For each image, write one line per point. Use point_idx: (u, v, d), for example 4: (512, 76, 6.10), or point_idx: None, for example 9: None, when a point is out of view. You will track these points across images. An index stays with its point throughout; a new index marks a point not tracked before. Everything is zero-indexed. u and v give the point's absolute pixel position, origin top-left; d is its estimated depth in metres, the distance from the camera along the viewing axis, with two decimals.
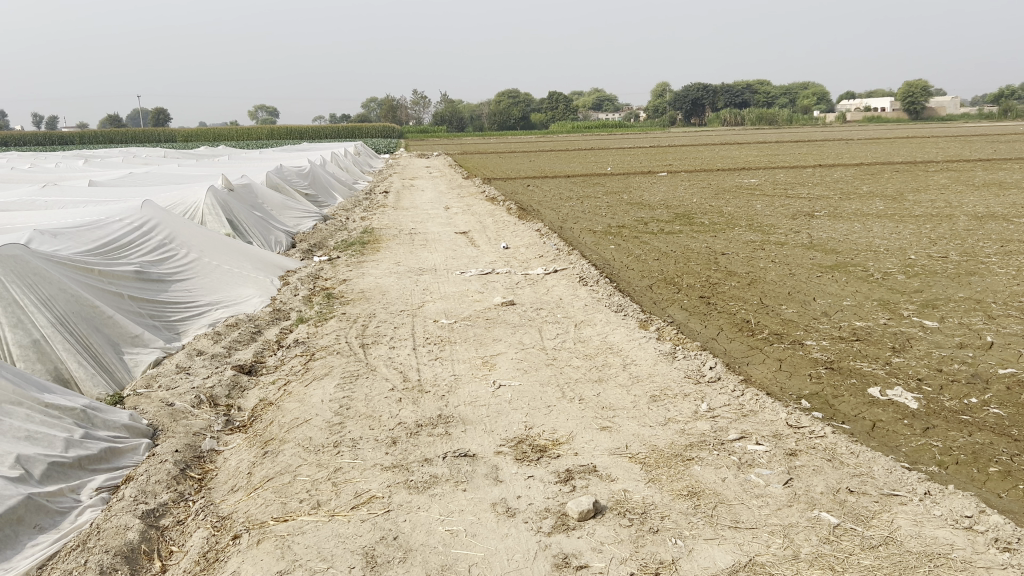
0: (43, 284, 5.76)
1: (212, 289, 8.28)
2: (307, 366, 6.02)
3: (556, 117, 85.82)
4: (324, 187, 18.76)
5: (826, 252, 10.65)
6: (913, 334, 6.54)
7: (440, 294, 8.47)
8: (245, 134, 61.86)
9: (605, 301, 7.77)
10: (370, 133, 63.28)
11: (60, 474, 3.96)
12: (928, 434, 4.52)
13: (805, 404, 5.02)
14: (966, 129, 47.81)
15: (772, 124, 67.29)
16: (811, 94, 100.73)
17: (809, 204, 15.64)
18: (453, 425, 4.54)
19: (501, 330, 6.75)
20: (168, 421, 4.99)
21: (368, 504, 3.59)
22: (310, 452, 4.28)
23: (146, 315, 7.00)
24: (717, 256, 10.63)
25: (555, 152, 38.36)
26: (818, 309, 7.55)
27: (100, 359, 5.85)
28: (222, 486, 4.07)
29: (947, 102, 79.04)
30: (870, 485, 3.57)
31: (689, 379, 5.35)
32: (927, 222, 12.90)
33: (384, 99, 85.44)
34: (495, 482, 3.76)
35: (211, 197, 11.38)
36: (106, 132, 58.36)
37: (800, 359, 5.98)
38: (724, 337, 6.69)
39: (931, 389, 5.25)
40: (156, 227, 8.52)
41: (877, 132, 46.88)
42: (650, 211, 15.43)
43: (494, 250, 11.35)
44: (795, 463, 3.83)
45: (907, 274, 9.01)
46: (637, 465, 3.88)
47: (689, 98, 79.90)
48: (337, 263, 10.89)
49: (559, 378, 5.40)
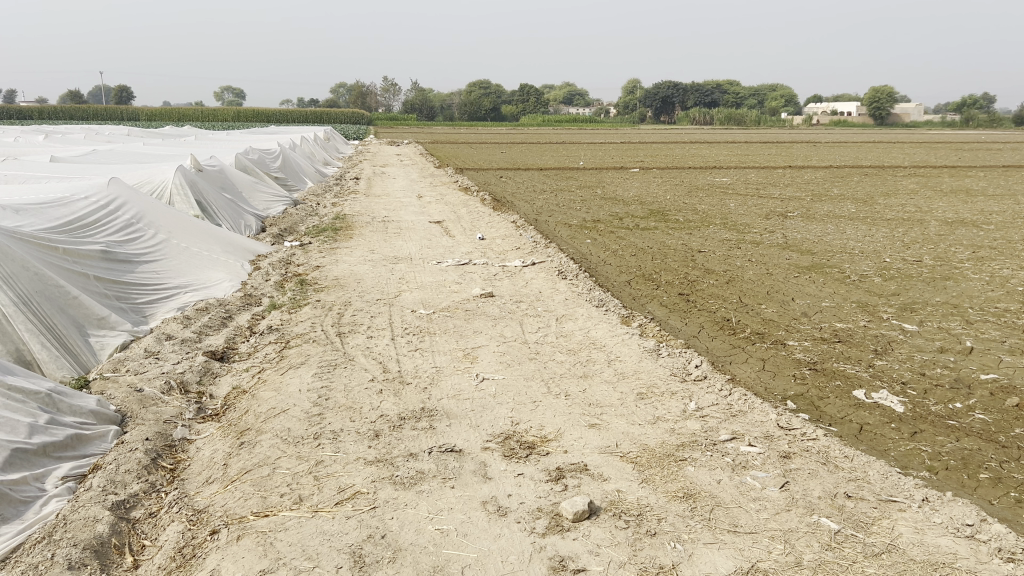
0: (6, 261, 5.50)
1: (180, 272, 8.03)
2: (282, 354, 5.83)
3: (527, 110, 85.66)
4: (295, 172, 18.44)
5: (802, 252, 10.66)
6: (893, 337, 6.53)
7: (417, 283, 8.31)
8: (211, 115, 60.85)
9: (586, 295, 7.67)
10: (339, 120, 62.62)
11: (23, 462, 3.76)
12: (916, 438, 4.49)
13: (791, 406, 4.96)
14: (929, 135, 48.43)
15: (741, 124, 67.81)
16: (779, 98, 101.79)
17: (782, 204, 15.70)
18: (437, 419, 4.41)
19: (481, 322, 6.62)
20: (136, 407, 4.79)
21: (353, 500, 3.45)
22: (289, 444, 4.11)
23: (112, 297, 6.74)
24: (693, 253, 10.59)
25: (524, 144, 38.17)
26: (798, 309, 7.52)
27: (63, 341, 5.62)
28: (196, 478, 3.89)
29: (912, 110, 79.88)
30: (867, 490, 3.52)
31: (675, 377, 5.26)
32: (899, 226, 12.99)
33: (354, 86, 84.60)
34: (483, 479, 3.64)
35: (180, 176, 11.07)
36: (66, 109, 57.05)
37: (783, 360, 5.94)
38: (706, 335, 6.62)
39: (916, 393, 5.22)
40: (124, 206, 8.23)
41: (844, 135, 47.40)
42: (624, 207, 15.35)
43: (470, 241, 11.20)
44: (790, 466, 3.76)
45: (883, 277, 9.03)
46: (628, 465, 3.78)
47: (659, 96, 80.20)
48: (309, 249, 10.66)
49: (543, 373, 5.29)
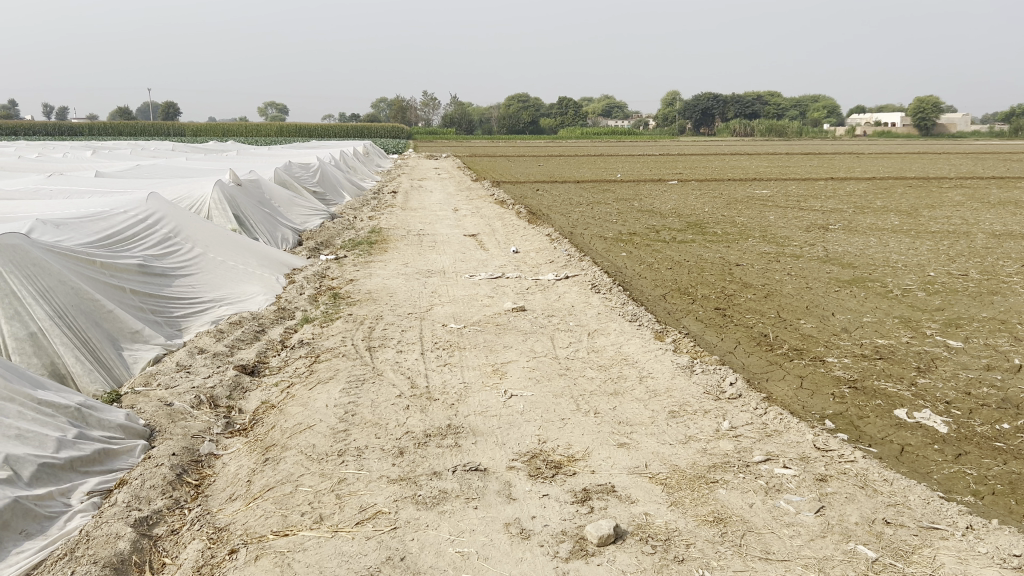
0: (43, 275, 5.59)
1: (216, 286, 8.08)
2: (311, 369, 5.82)
3: (565, 122, 85.65)
4: (333, 185, 18.59)
5: (843, 266, 10.44)
6: (938, 354, 6.32)
7: (449, 297, 8.27)
8: (254, 131, 61.82)
9: (619, 310, 7.56)
10: (379, 134, 63.21)
11: (51, 476, 3.76)
12: (960, 461, 4.31)
13: (829, 425, 4.80)
14: (975, 146, 47.41)
15: (782, 135, 67.05)
16: (821, 109, 100.74)
17: (823, 216, 15.44)
18: (462, 436, 4.34)
19: (512, 337, 6.55)
20: (165, 422, 4.79)
21: (373, 520, 3.39)
22: (313, 461, 4.07)
23: (147, 311, 6.80)
24: (731, 267, 10.41)
25: (562, 157, 38.13)
26: (838, 325, 7.33)
27: (98, 355, 5.67)
28: (219, 494, 3.86)
29: (959, 120, 78.33)
30: (907, 516, 3.37)
31: (708, 395, 5.13)
32: (944, 239, 12.68)
33: (394, 101, 85.44)
34: (507, 500, 3.56)
35: (218, 191, 11.20)
36: (114, 126, 58.41)
37: (822, 377, 5.77)
38: (743, 351, 6.46)
39: (960, 413, 5.03)
40: (161, 220, 8.34)
41: (886, 148, 46.61)
42: (660, 220, 15.19)
43: (504, 254, 11.14)
44: (825, 490, 3.62)
45: (927, 291, 8.78)
46: (658, 486, 3.67)
47: (699, 108, 79.76)
48: (344, 263, 10.69)
49: (573, 390, 5.19)
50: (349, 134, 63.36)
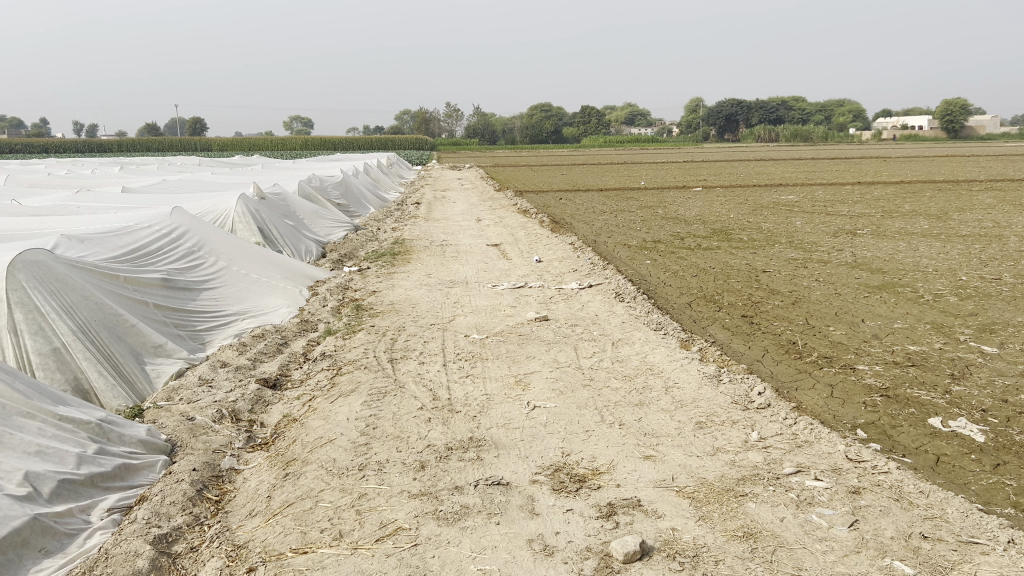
0: (66, 291, 5.61)
1: (239, 299, 8.08)
2: (333, 381, 5.78)
3: (588, 131, 85.53)
4: (356, 198, 18.63)
5: (872, 271, 10.24)
6: (972, 360, 6.16)
7: (471, 307, 8.21)
8: (278, 145, 62.43)
9: (644, 319, 7.45)
10: (401, 145, 63.58)
11: (71, 493, 3.74)
12: (998, 471, 4.16)
13: (861, 435, 4.67)
14: (1001, 148, 46.68)
15: (806, 140, 66.53)
16: (846, 113, 99.85)
17: (850, 221, 15.22)
18: (484, 450, 4.26)
19: (535, 347, 6.48)
20: (187, 436, 4.77)
21: (394, 536, 3.33)
22: (333, 475, 4.02)
23: (170, 325, 6.80)
24: (757, 274, 10.26)
25: (585, 165, 38.00)
26: (868, 331, 7.17)
27: (121, 370, 5.66)
28: (239, 510, 3.82)
29: (988, 122, 77.14)
30: (945, 530, 3.24)
31: (736, 405, 5.02)
32: (975, 242, 12.42)
33: (417, 113, 85.83)
34: (530, 515, 3.48)
35: (242, 205, 11.25)
36: (141, 142, 59.27)
37: (852, 385, 5.64)
38: (771, 359, 6.34)
39: (997, 421, 4.87)
40: (185, 234, 8.37)
41: (910, 151, 46.13)
42: (685, 227, 15.05)
43: (527, 263, 11.07)
44: (859, 503, 3.50)
45: (959, 296, 8.58)
46: (685, 501, 3.58)
47: (723, 114, 79.31)
48: (367, 274, 10.68)
49: (598, 401, 5.10)
50: (373, 146, 63.73)
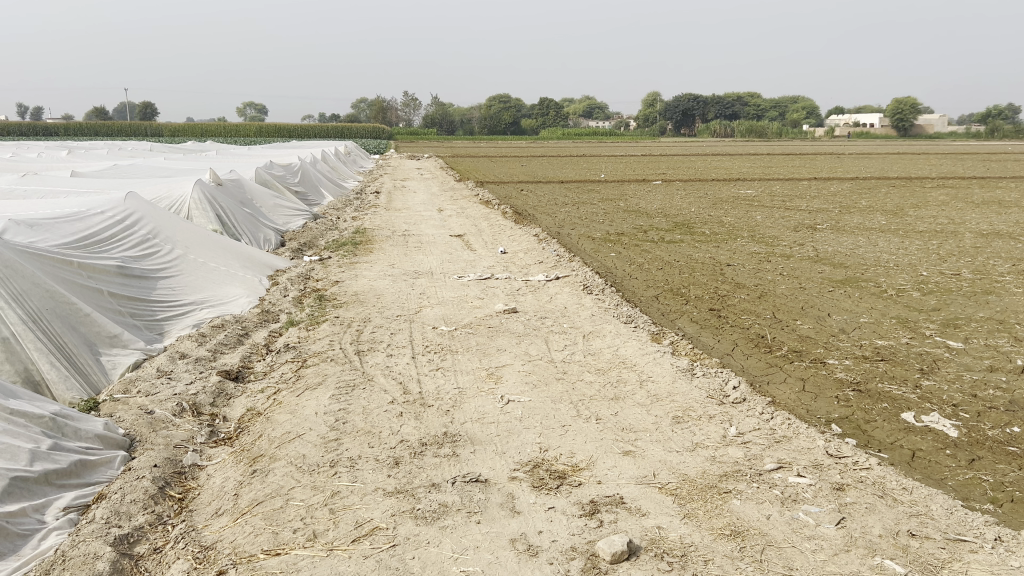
0: (16, 278, 5.34)
1: (197, 288, 7.82)
2: (298, 374, 5.60)
3: (547, 123, 85.48)
4: (314, 186, 18.31)
5: (834, 266, 10.33)
6: (939, 355, 6.20)
7: (438, 299, 8.06)
8: (233, 132, 61.30)
9: (613, 311, 7.39)
10: (360, 134, 62.86)
11: (23, 491, 3.54)
12: (974, 466, 4.17)
13: (837, 430, 4.64)
14: (948, 147, 47.78)
15: (762, 136, 67.34)
16: (800, 110, 101.44)
17: (810, 216, 15.36)
18: (460, 445, 4.14)
19: (505, 340, 6.37)
20: (146, 431, 4.57)
21: (371, 536, 3.20)
22: (303, 472, 3.86)
23: (126, 314, 6.54)
24: (722, 267, 10.26)
25: (545, 156, 37.96)
26: (835, 326, 7.19)
27: (74, 361, 5.42)
28: (205, 509, 3.65)
29: (937, 121, 78.80)
30: (932, 527, 3.23)
31: (711, 399, 4.97)
32: (932, 238, 12.61)
33: (375, 102, 84.97)
34: (512, 513, 3.38)
35: (198, 191, 10.94)
36: (90, 126, 57.70)
37: (824, 379, 5.63)
38: (741, 353, 6.32)
39: (969, 416, 4.89)
40: (140, 221, 8.08)
41: (861, 148, 47.03)
42: (647, 220, 15.05)
43: (492, 255, 10.95)
44: (844, 500, 3.47)
45: (921, 291, 8.67)
46: (668, 498, 3.50)
47: (680, 108, 79.94)
48: (329, 264, 10.44)
49: (572, 395, 5.01)
50: (331, 134, 62.89)
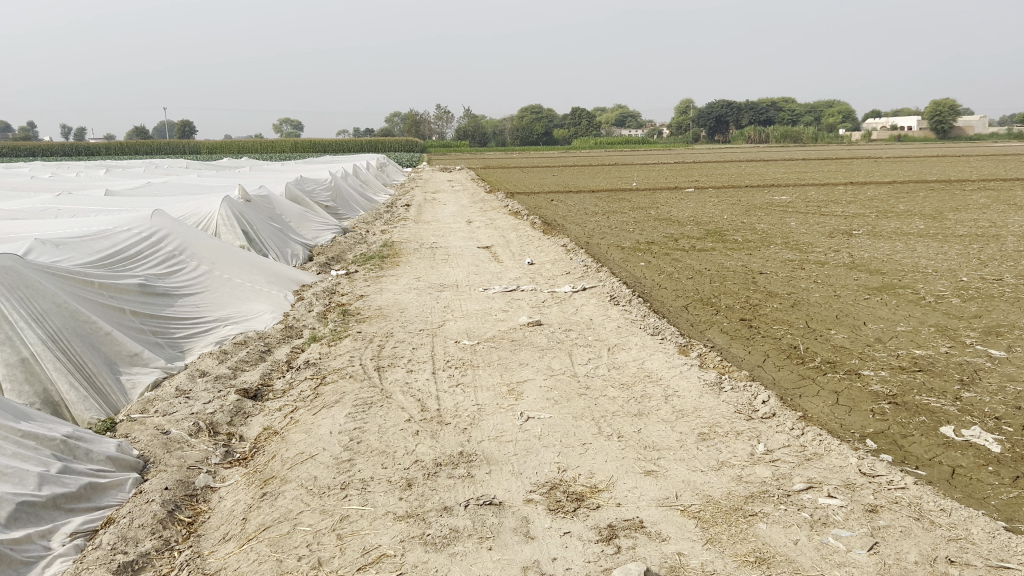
0: (36, 298, 5.33)
1: (221, 305, 7.80)
2: (317, 392, 5.51)
3: (579, 133, 85.29)
4: (345, 201, 18.35)
5: (870, 272, 10.05)
6: (981, 365, 5.94)
7: (462, 312, 7.96)
8: (267, 147, 61.96)
9: (640, 323, 7.22)
10: (391, 147, 63.31)
11: (30, 517, 3.47)
12: (1019, 484, 3.93)
13: (871, 446, 4.43)
14: (985, 150, 46.67)
15: (796, 141, 66.54)
16: (835, 114, 100.54)
17: (845, 221, 15.02)
18: (476, 465, 4.02)
19: (528, 354, 6.24)
20: (160, 451, 4.50)
21: (377, 565, 3.08)
22: (314, 496, 3.75)
23: (148, 332, 6.52)
24: (754, 276, 10.03)
25: (577, 167, 37.76)
26: (871, 335, 6.94)
27: (94, 381, 5.39)
28: (213, 534, 3.56)
29: (977, 123, 77.20)
30: (973, 553, 3.03)
31: (739, 415, 4.78)
32: (972, 242, 12.24)
33: (408, 116, 85.53)
34: (525, 539, 3.24)
35: (226, 208, 10.98)
36: (128, 145, 58.79)
37: (858, 392, 5.40)
38: (772, 365, 6.12)
39: (1013, 430, 4.64)
40: (166, 237, 8.10)
41: (897, 151, 46.21)
42: (679, 228, 14.85)
43: (519, 266, 10.82)
44: (878, 523, 3.28)
45: (961, 297, 8.37)
46: (691, 521, 3.34)
47: (713, 115, 79.30)
48: (355, 278, 10.39)
49: (595, 411, 4.85)
50: (363, 147, 63.35)
